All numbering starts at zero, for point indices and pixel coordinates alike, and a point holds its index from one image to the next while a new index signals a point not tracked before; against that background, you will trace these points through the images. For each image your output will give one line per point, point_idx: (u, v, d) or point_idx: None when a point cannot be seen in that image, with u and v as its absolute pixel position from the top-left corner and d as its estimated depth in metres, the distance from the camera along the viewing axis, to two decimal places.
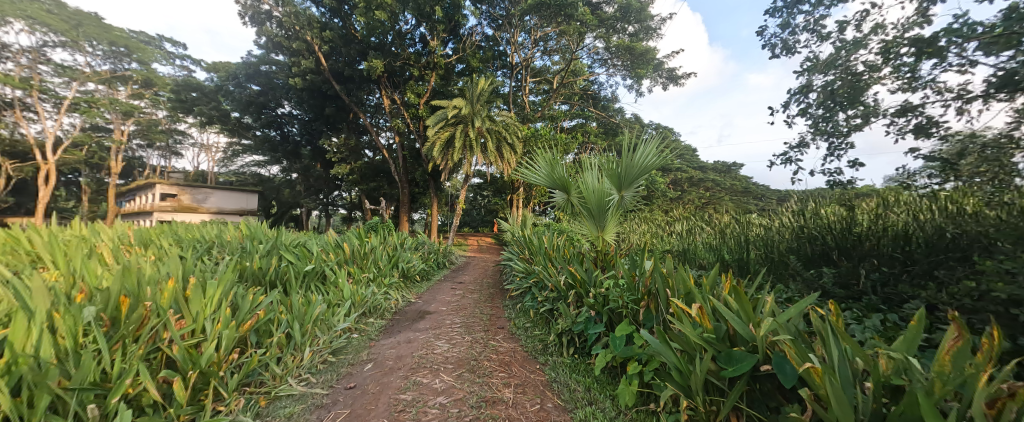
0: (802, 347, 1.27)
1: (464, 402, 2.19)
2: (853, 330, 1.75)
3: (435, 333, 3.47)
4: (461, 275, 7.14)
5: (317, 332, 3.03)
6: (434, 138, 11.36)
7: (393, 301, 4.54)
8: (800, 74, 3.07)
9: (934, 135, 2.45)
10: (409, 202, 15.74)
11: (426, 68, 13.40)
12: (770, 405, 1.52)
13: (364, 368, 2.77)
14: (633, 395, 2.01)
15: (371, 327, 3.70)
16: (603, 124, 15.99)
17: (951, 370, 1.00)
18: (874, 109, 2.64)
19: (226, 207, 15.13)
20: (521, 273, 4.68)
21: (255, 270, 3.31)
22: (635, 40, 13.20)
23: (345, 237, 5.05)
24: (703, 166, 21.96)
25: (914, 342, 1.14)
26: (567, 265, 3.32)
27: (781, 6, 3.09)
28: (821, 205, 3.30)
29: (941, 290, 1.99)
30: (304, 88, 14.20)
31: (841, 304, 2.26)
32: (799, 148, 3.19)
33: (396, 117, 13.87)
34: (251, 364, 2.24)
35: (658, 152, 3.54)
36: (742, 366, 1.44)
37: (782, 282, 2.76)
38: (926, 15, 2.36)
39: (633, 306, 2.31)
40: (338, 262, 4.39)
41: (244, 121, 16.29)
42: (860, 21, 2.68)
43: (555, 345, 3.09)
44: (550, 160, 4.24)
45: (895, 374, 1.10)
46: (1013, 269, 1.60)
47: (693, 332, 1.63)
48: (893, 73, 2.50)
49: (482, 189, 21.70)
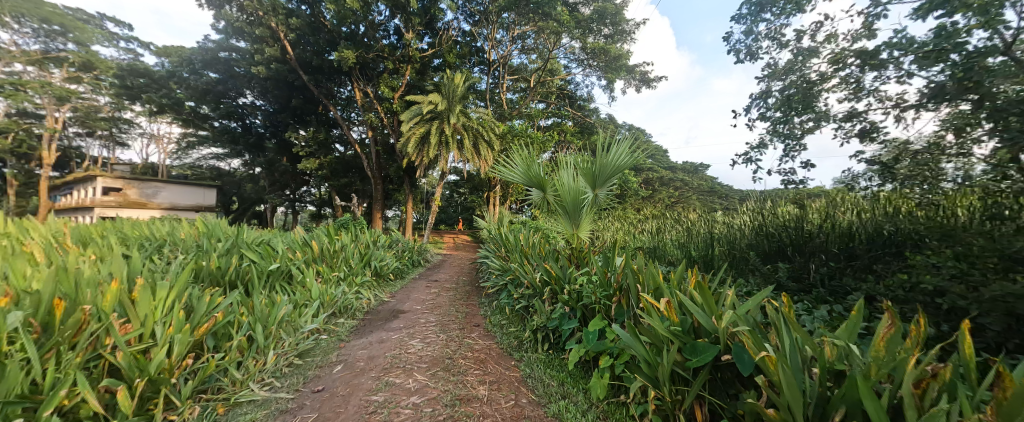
0: (758, 337, 1.36)
1: (437, 401, 2.17)
2: (804, 321, 1.90)
3: (409, 333, 3.40)
4: (437, 273, 7.02)
5: (283, 334, 2.89)
6: (409, 134, 11.13)
7: (365, 300, 4.40)
8: (761, 79, 3.27)
9: (876, 140, 2.69)
10: (383, 198, 15.31)
11: (401, 61, 13.12)
12: (729, 393, 1.62)
13: (334, 370, 2.67)
14: (604, 388, 2.07)
15: (342, 327, 3.58)
16: (578, 124, 16.23)
17: (885, 355, 1.11)
18: (824, 114, 2.85)
19: (181, 202, 14.08)
20: (497, 271, 4.69)
21: (212, 271, 3.11)
22: (611, 42, 13.42)
23: (314, 235, 4.84)
24: (672, 166, 22.76)
25: (855, 331, 1.26)
26: (543, 263, 3.36)
27: (746, 14, 3.28)
28: (777, 205, 3.54)
29: (879, 283, 2.21)
30: (268, 77, 13.45)
31: (793, 297, 2.47)
32: (758, 149, 3.41)
33: (369, 111, 13.40)
34: (208, 370, 2.11)
35: (631, 152, 3.67)
36: (704, 356, 1.53)
37: (743, 277, 2.95)
38: (870, 29, 2.58)
39: (605, 301, 2.38)
40: (305, 261, 4.20)
41: (201, 110, 15.21)
42: (815, 31, 2.89)
43: (529, 342, 3.12)
44: (527, 158, 4.25)
45: (838, 360, 1.20)
46: (938, 263, 1.80)
47: (661, 326, 1.71)
48: (841, 82, 2.72)
49: (458, 186, 21.46)
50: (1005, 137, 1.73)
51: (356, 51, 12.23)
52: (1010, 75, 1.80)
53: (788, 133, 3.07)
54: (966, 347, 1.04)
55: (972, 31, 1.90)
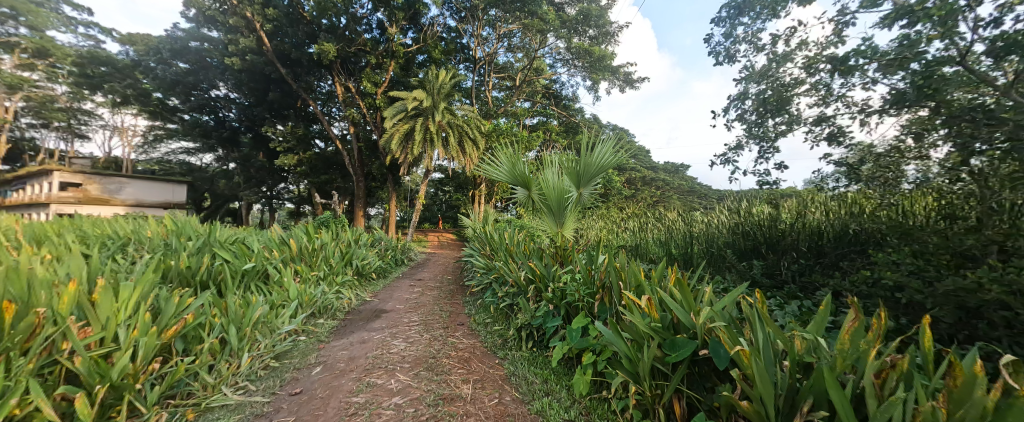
0: (733, 331, 1.41)
1: (420, 401, 2.15)
2: (777, 317, 2.00)
3: (392, 333, 3.35)
4: (421, 272, 6.93)
5: (258, 335, 2.79)
6: (392, 131, 10.95)
7: (345, 300, 4.31)
8: (739, 82, 3.38)
9: (843, 143, 2.83)
10: (365, 196, 14.99)
11: (384, 56, 12.86)
12: (706, 386, 1.67)
13: (312, 372, 2.60)
14: (587, 384, 2.10)
15: (321, 328, 3.49)
16: (563, 123, 16.29)
17: (849, 347, 1.18)
18: (796, 117, 2.98)
19: (147, 199, 13.22)
20: (481, 269, 4.69)
21: (182, 270, 2.97)
22: (595, 43, 13.56)
23: (292, 234, 4.69)
24: (655, 167, 23.22)
25: (823, 325, 1.32)
26: (528, 261, 3.39)
27: (725, 17, 3.38)
28: (752, 205, 3.67)
29: (844, 279, 2.34)
30: (243, 69, 12.91)
31: (767, 293, 2.59)
32: (736, 150, 3.53)
33: (351, 106, 13.05)
34: (178, 374, 2.02)
35: (614, 152, 3.74)
36: (683, 352, 1.57)
37: (720, 274, 3.06)
38: (840, 36, 2.71)
39: (588, 299, 2.41)
40: (283, 260, 4.07)
41: (169, 103, 14.49)
42: (788, 36, 3.02)
43: (513, 340, 3.13)
44: (512, 157, 4.24)
45: (807, 353, 1.26)
46: (898, 260, 1.92)
47: (642, 323, 1.75)
48: (813, 87, 2.84)
49: (443, 184, 21.28)
50: (958, 142, 1.84)
51: (337, 44, 11.87)
52: (964, 84, 1.92)
53: (763, 135, 3.19)
54: (924, 340, 1.11)
55: (932, 41, 2.02)
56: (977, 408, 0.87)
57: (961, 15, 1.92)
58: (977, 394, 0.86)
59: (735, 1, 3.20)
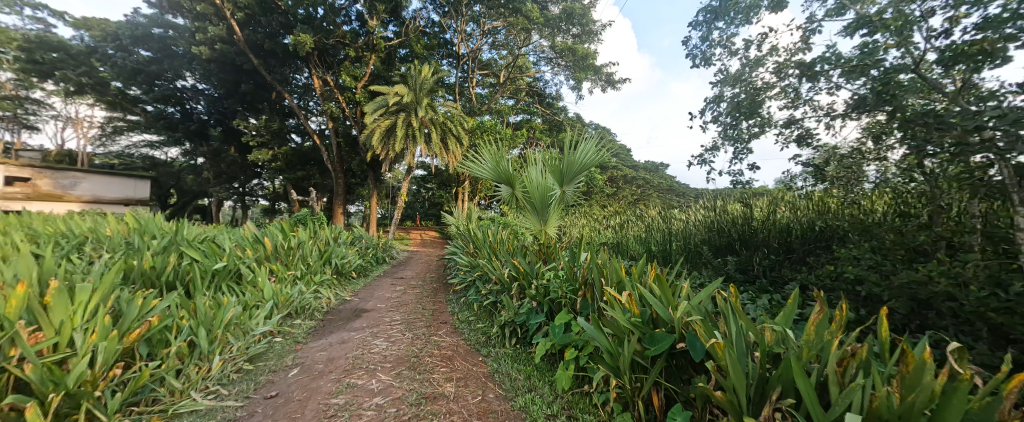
0: (708, 325, 1.47)
1: (402, 401, 2.13)
2: (749, 310, 2.10)
3: (373, 332, 3.29)
4: (403, 271, 6.84)
5: (230, 337, 2.67)
6: (373, 126, 10.69)
7: (324, 300, 4.19)
8: (714, 85, 3.50)
9: (811, 145, 2.97)
10: (344, 193, 14.59)
11: (364, 49, 12.53)
12: (683, 378, 1.73)
13: (289, 374, 2.52)
14: (569, 379, 2.13)
15: (298, 329, 3.39)
16: (547, 121, 16.32)
17: (814, 338, 1.25)
18: (768, 120, 3.11)
19: (106, 195, 12.20)
20: (465, 267, 4.66)
21: (145, 271, 2.82)
22: (579, 42, 13.63)
23: (267, 232, 4.51)
24: (636, 166, 23.65)
25: (790, 317, 1.40)
26: (511, 258, 3.39)
27: (702, 21, 3.48)
28: (727, 202, 3.84)
29: (811, 274, 2.48)
30: (212, 59, 12.26)
31: (740, 287, 2.72)
32: (712, 151, 3.66)
33: (329, 100, 12.62)
34: (142, 380, 1.91)
35: (597, 150, 3.79)
36: (661, 345, 1.62)
37: (696, 270, 3.18)
38: (807, 43, 2.84)
39: (571, 295, 2.44)
40: (257, 259, 3.90)
41: (130, 93, 13.62)
42: (760, 42, 3.14)
43: (497, 337, 3.13)
44: (495, 154, 4.23)
45: (776, 344, 1.34)
46: (859, 255, 2.05)
47: (623, 318, 1.80)
48: (782, 91, 2.97)
49: (426, 182, 21.02)
50: (912, 144, 1.89)
51: (314, 36, 11.46)
52: (917, 91, 2.06)
53: (737, 137, 3.32)
54: (883, 330, 1.18)
55: (889, 50, 2.15)
56: (925, 392, 0.94)
57: (916, 26, 2.05)
58: (925, 378, 0.94)
59: (711, 6, 3.29)
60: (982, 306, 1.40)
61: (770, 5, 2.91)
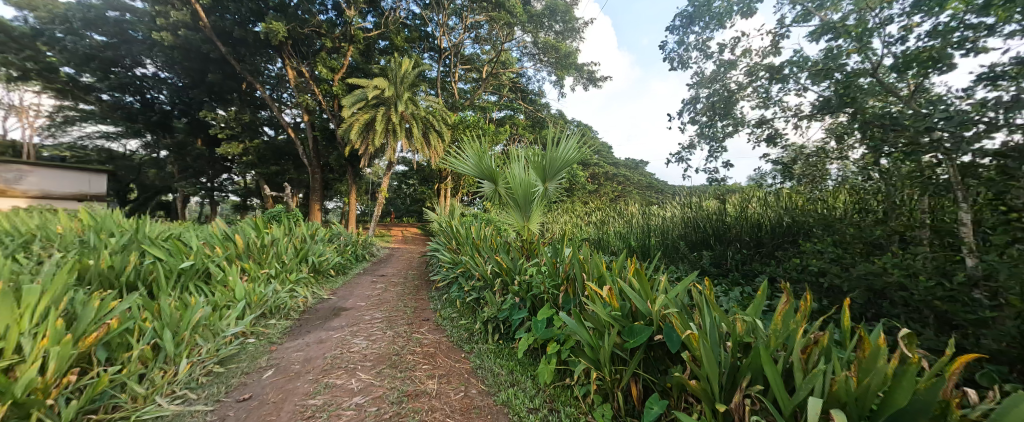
0: (685, 317, 1.52)
1: (383, 399, 2.10)
2: (722, 302, 2.20)
3: (353, 330, 3.23)
4: (384, 268, 6.73)
5: (199, 340, 2.54)
6: (352, 120, 10.38)
7: (300, 299, 4.07)
8: (690, 87, 3.60)
9: (780, 144, 3.11)
10: (321, 188, 14.14)
11: (341, 40, 12.12)
12: (660, 368, 1.79)
13: (263, 376, 2.44)
14: (551, 373, 2.16)
15: (273, 329, 3.27)
16: (530, 117, 16.24)
17: (781, 327, 1.33)
18: (741, 120, 3.23)
19: (55, 190, 10.69)
20: (447, 263, 4.63)
21: (103, 271, 2.65)
22: (561, 38, 13.69)
23: (238, 229, 4.31)
24: (616, 162, 24.07)
25: (759, 308, 1.47)
26: (494, 255, 3.39)
27: (678, 25, 3.56)
28: (702, 199, 3.99)
29: (779, 266, 2.62)
30: (175, 46, 11.50)
31: (714, 280, 2.86)
32: (689, 149, 3.77)
33: (305, 92, 12.11)
34: (100, 386, 1.79)
35: (579, 147, 3.84)
36: (640, 337, 1.67)
37: (674, 264, 3.31)
38: (776, 47, 2.96)
39: (554, 291, 2.47)
40: (227, 257, 3.71)
41: (82, 80, 12.63)
42: (733, 45, 3.24)
43: (479, 333, 3.14)
44: (478, 150, 4.19)
45: (746, 333, 1.41)
46: (822, 249, 2.18)
47: (603, 312, 1.84)
48: (754, 92, 3.09)
49: (407, 177, 20.67)
50: (871, 145, 2.01)
51: (287, 24, 10.93)
52: (876, 94, 2.18)
53: (712, 136, 3.44)
54: (842, 319, 1.27)
55: (850, 55, 2.27)
56: (880, 375, 1.01)
57: (873, 34, 2.18)
58: (879, 363, 1.02)
59: (687, 11, 3.37)
60: (929, 295, 1.52)
61: (742, 11, 3.01)
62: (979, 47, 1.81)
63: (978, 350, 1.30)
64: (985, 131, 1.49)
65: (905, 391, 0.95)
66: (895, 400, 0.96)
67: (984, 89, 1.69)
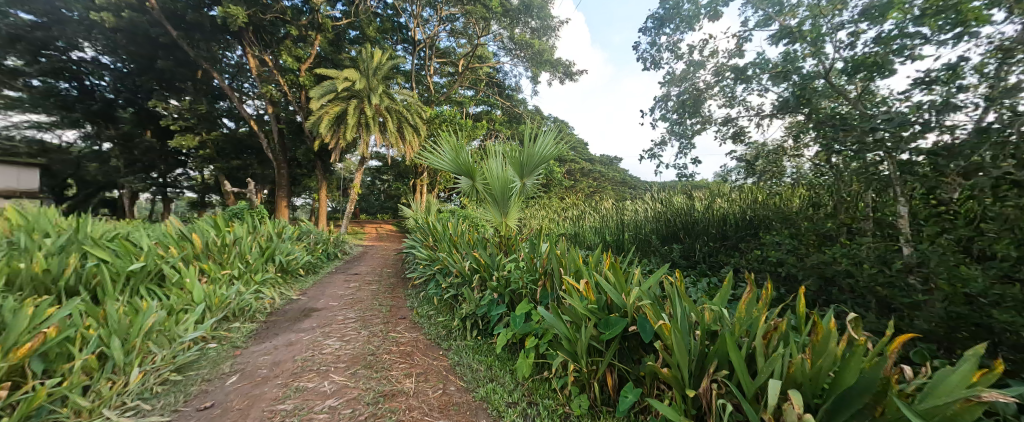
0: (657, 308, 1.58)
1: (358, 401, 2.05)
2: (692, 293, 2.30)
3: (325, 331, 3.12)
4: (358, 266, 6.53)
5: (152, 347, 2.36)
6: (321, 113, 9.93)
7: (267, 300, 3.86)
8: (662, 86, 3.71)
9: (744, 141, 3.27)
10: (288, 184, 13.48)
11: (309, 28, 11.55)
12: (634, 358, 1.86)
13: (227, 382, 2.31)
14: (530, 367, 2.18)
15: (237, 333, 3.10)
16: (507, 113, 16.10)
17: (745, 315, 1.40)
18: (709, 118, 3.37)
19: None
20: (423, 260, 4.56)
21: (36, 276, 2.40)
22: (537, 35, 13.69)
23: (196, 227, 4.02)
24: (592, 159, 24.49)
25: (725, 297, 1.55)
26: (472, 251, 3.37)
27: (651, 26, 3.64)
28: (672, 195, 4.16)
29: (742, 258, 2.79)
30: (118, 28, 10.51)
31: (684, 272, 3.03)
32: (660, 145, 3.90)
33: (268, 82, 11.40)
34: (36, 400, 1.63)
35: (555, 143, 3.86)
36: (615, 329, 1.72)
37: (646, 257, 3.45)
38: (740, 50, 3.11)
39: (532, 285, 2.49)
40: (183, 258, 3.46)
41: (5, 63, 11.30)
42: (702, 47, 3.36)
43: (458, 330, 3.11)
44: (455, 145, 4.12)
45: (713, 322, 1.48)
46: (781, 241, 2.32)
47: (580, 305, 1.88)
48: (720, 92, 3.23)
49: (381, 173, 20.09)
50: (824, 143, 2.14)
51: (247, 9, 10.21)
52: (829, 96, 2.31)
53: (682, 133, 3.57)
54: (800, 306, 1.35)
55: (805, 58, 2.42)
56: (830, 357, 1.10)
57: (826, 39, 2.33)
58: (831, 345, 1.10)
59: (658, 13, 3.46)
60: (873, 281, 1.67)
61: (709, 14, 3.13)
62: (915, 55, 1.98)
63: (913, 330, 1.43)
64: (919, 132, 1.63)
65: (852, 369, 1.03)
66: (844, 378, 1.05)
67: (919, 93, 1.85)
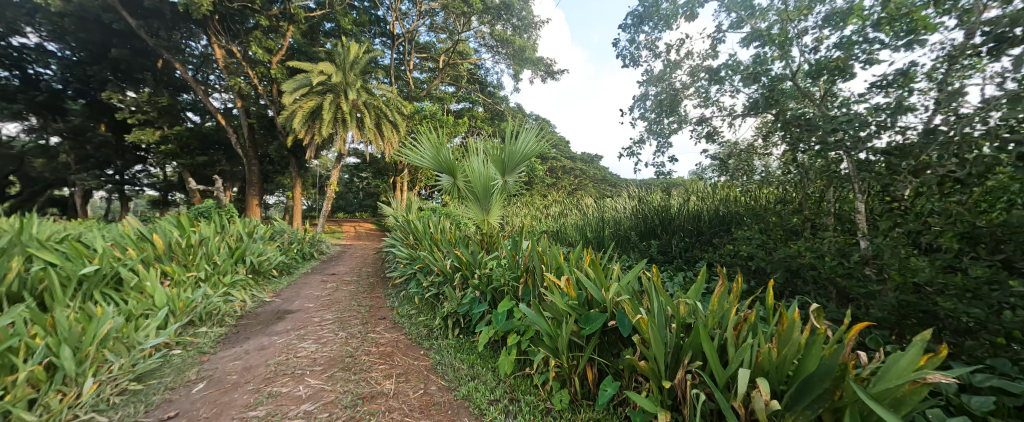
0: (634, 302, 1.63)
1: (335, 404, 2.00)
2: (669, 288, 2.38)
3: (300, 334, 3.02)
4: (335, 266, 6.35)
5: (109, 355, 2.20)
6: (295, 108, 9.55)
7: (237, 303, 3.69)
8: (640, 84, 3.79)
9: (717, 141, 3.39)
10: (260, 182, 12.90)
11: (280, 19, 11.08)
12: (613, 352, 1.90)
13: (193, 390, 2.19)
14: (511, 364, 2.19)
15: (205, 338, 2.95)
16: (488, 110, 15.98)
17: (717, 307, 1.47)
18: (685, 117, 3.47)
19: None
20: (404, 259, 4.47)
21: None
22: (518, 32, 13.66)
23: (158, 228, 3.79)
24: (573, 157, 24.76)
25: (699, 291, 1.62)
26: (453, 249, 3.34)
27: (630, 24, 3.70)
28: (650, 192, 4.27)
29: (715, 253, 2.91)
30: (66, 13, 9.72)
31: (661, 266, 3.16)
32: (639, 143, 3.99)
33: (236, 74, 10.84)
34: None
35: (537, 141, 3.88)
36: (595, 324, 1.75)
37: (626, 252, 3.57)
38: (713, 51, 3.22)
39: (514, 282, 2.50)
40: (144, 260, 3.25)
41: None
42: (679, 47, 3.45)
43: (439, 329, 3.07)
44: (435, 142, 4.06)
45: (687, 315, 1.54)
46: (751, 236, 2.43)
47: (561, 301, 1.90)
48: (695, 92, 3.34)
49: (359, 170, 19.55)
50: (791, 142, 2.24)
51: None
52: (795, 97, 2.43)
53: (659, 131, 3.66)
54: (767, 298, 1.42)
55: (774, 61, 2.54)
56: (794, 345, 1.17)
57: (792, 43, 2.45)
58: (794, 334, 1.17)
59: (637, 11, 3.53)
60: (833, 273, 1.78)
61: (686, 15, 3.21)
62: (872, 59, 2.11)
63: (868, 319, 1.54)
64: (874, 132, 1.75)
65: (814, 357, 1.10)
66: (806, 365, 1.11)
67: (876, 95, 1.97)
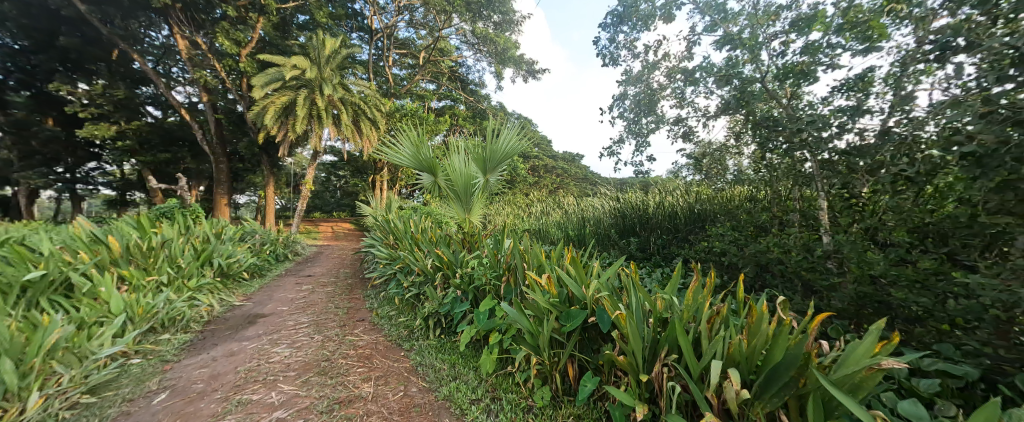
0: (614, 299, 1.66)
1: (310, 410, 1.94)
2: (647, 284, 2.43)
3: (273, 338, 2.91)
4: (312, 267, 6.14)
5: (58, 366, 2.04)
6: (266, 103, 9.16)
7: (203, 308, 3.50)
8: (619, 83, 3.86)
9: (692, 141, 3.51)
10: (228, 180, 12.29)
11: (250, 9, 10.59)
12: (593, 348, 1.93)
13: (154, 401, 2.06)
14: (493, 362, 2.19)
15: (167, 345, 2.79)
16: (470, 108, 15.85)
17: (693, 302, 1.52)
18: (662, 117, 3.57)
19: None
20: (383, 259, 4.39)
21: None
22: (499, 30, 13.63)
23: (114, 229, 3.55)
24: (555, 156, 24.96)
25: (675, 286, 1.67)
26: (434, 248, 3.30)
27: (610, 23, 3.78)
28: (628, 191, 4.37)
29: (690, 249, 3.02)
30: None
31: (639, 263, 3.28)
32: (618, 143, 4.07)
33: (201, 67, 10.29)
34: None
35: (518, 139, 3.87)
36: (576, 321, 1.77)
37: (607, 250, 3.69)
38: (688, 53, 3.33)
39: (496, 281, 2.49)
40: (98, 264, 3.03)
41: None
42: (656, 48, 3.54)
43: (420, 330, 3.03)
44: (415, 140, 4.00)
45: (664, 309, 1.58)
46: (725, 233, 2.52)
47: (542, 299, 1.91)
48: (671, 93, 3.44)
49: (336, 168, 18.97)
50: (760, 141, 2.34)
51: None
52: (763, 99, 2.54)
53: (638, 131, 3.75)
54: (738, 292, 1.49)
55: (745, 63, 2.64)
56: (762, 336, 1.23)
57: (761, 47, 2.56)
58: (763, 326, 1.23)
59: (617, 11, 3.60)
60: (799, 267, 1.87)
61: (664, 17, 3.31)
62: (835, 63, 2.24)
63: (830, 309, 1.63)
64: (836, 133, 1.85)
65: (780, 347, 1.15)
66: (773, 356, 1.17)
67: (837, 97, 2.09)
